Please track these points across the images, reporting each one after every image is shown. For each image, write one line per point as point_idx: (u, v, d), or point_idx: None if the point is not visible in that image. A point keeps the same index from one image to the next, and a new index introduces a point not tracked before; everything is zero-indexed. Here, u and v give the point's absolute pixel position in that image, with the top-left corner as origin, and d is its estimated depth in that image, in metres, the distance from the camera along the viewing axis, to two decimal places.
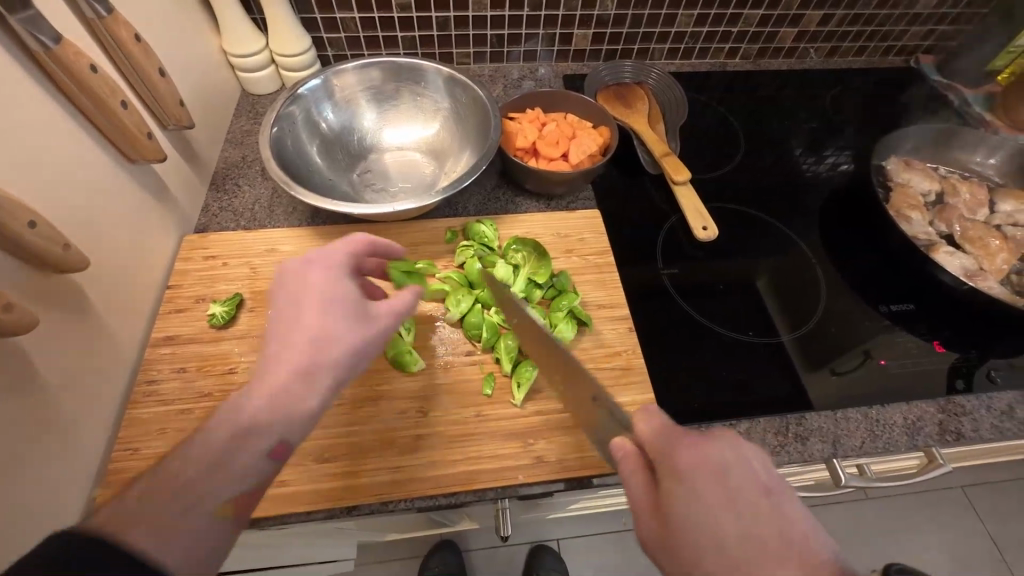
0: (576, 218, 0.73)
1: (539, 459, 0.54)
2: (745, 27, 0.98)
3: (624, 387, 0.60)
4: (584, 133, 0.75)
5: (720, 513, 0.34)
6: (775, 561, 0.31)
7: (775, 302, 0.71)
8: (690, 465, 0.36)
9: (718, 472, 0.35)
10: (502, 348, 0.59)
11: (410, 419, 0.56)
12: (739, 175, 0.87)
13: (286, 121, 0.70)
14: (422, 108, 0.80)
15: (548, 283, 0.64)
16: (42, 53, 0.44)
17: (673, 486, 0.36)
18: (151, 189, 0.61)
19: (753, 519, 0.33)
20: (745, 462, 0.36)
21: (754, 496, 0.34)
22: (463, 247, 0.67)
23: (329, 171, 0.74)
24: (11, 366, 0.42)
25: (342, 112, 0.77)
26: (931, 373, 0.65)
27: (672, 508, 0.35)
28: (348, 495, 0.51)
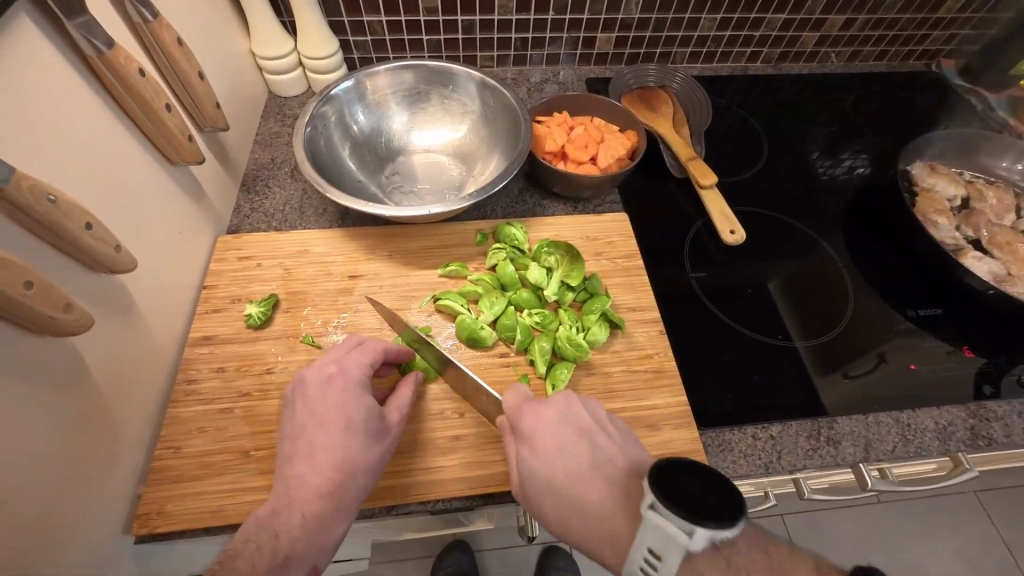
0: (604, 221, 0.74)
1: None
2: (768, 30, 0.99)
3: (656, 390, 0.60)
4: (612, 136, 0.75)
5: (552, 460, 0.44)
6: (586, 490, 0.43)
7: (802, 306, 0.71)
8: (529, 426, 0.46)
9: (552, 429, 0.46)
10: (536, 350, 0.60)
11: (446, 420, 0.56)
12: (764, 178, 0.87)
13: (318, 123, 0.70)
14: (449, 109, 0.80)
15: (580, 286, 0.65)
16: (95, 56, 0.45)
17: (520, 447, 0.46)
18: (189, 191, 0.62)
19: (574, 460, 0.44)
20: (575, 412, 0.47)
21: (578, 439, 0.45)
22: (495, 249, 0.68)
23: (358, 172, 0.74)
24: (64, 363, 0.43)
25: (372, 113, 0.77)
26: (961, 378, 0.65)
27: (520, 463, 0.46)
28: (388, 495, 0.52)
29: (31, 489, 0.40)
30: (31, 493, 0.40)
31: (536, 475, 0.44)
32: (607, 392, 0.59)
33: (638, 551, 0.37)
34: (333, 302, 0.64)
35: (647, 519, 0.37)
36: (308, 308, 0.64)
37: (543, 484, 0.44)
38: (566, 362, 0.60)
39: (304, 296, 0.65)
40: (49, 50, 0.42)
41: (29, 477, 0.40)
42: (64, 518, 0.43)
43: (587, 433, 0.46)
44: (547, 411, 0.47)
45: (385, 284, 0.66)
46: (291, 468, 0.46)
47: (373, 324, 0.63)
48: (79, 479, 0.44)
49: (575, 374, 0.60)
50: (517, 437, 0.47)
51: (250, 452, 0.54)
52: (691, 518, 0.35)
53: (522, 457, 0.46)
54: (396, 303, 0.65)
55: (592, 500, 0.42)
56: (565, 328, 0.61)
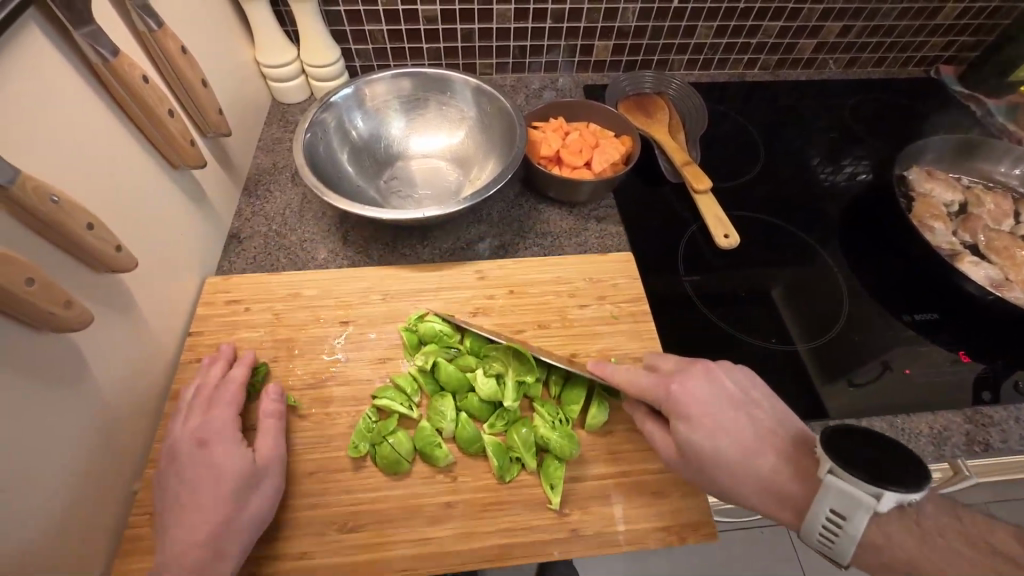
0: (610, 263, 0.70)
1: (576, 532, 0.51)
2: (765, 37, 1.00)
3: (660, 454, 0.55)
4: (607, 141, 0.76)
5: (713, 433, 0.47)
6: (757, 452, 0.47)
7: (796, 311, 0.71)
8: (684, 402, 0.49)
9: (706, 404, 0.49)
10: (520, 448, 0.53)
11: (437, 483, 0.52)
12: (760, 182, 0.87)
13: (320, 130, 0.72)
14: (449, 116, 0.81)
15: (554, 370, 0.58)
16: (100, 63, 0.47)
17: (681, 423, 0.48)
18: (191, 194, 0.63)
19: (734, 429, 0.48)
20: (722, 387, 0.50)
21: (729, 411, 0.49)
22: (426, 349, 0.59)
23: (358, 178, 0.76)
24: (66, 361, 0.44)
25: (374, 121, 0.79)
26: (957, 383, 0.64)
27: (682, 439, 0.48)
28: (373, 571, 0.49)
29: (32, 483, 0.41)
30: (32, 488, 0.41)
31: (703, 450, 0.47)
32: (609, 454, 0.55)
33: (821, 514, 0.43)
34: (319, 352, 0.60)
35: (827, 484, 0.42)
36: (297, 360, 0.60)
37: (712, 456, 0.47)
38: (555, 456, 0.53)
39: (294, 342, 0.61)
40: (54, 55, 0.44)
41: (32, 470, 0.41)
42: (59, 515, 0.43)
43: (734, 402, 0.49)
44: (698, 384, 0.50)
45: (378, 330, 0.62)
46: (168, 531, 0.45)
47: (365, 376, 0.59)
48: (75, 478, 0.45)
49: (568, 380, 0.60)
50: (675, 414, 0.49)
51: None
52: (879, 482, 0.41)
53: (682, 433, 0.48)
54: (389, 351, 0.61)
55: (762, 463, 0.47)
56: (547, 419, 0.55)
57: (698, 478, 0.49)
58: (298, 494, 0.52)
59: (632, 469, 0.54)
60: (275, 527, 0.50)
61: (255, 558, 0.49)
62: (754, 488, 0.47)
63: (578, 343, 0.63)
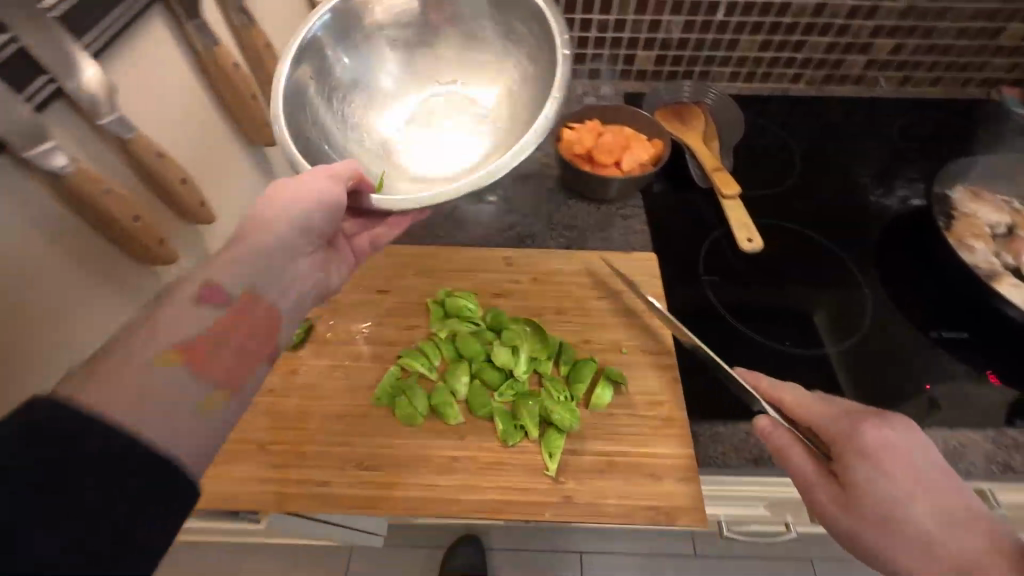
0: (636, 260, 0.74)
1: (568, 498, 0.53)
2: (810, 53, 1.00)
3: (662, 439, 0.57)
4: (638, 143, 0.80)
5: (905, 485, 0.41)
6: (960, 529, 0.39)
7: (831, 340, 0.68)
8: (873, 442, 0.43)
9: (902, 454, 0.42)
10: (526, 416, 0.56)
11: (446, 438, 0.56)
12: (792, 193, 0.87)
13: (314, 61, 0.61)
14: (480, 66, 0.67)
15: (561, 351, 0.62)
16: (204, 50, 0.56)
17: (862, 461, 0.42)
18: (261, 167, 0.73)
19: (931, 492, 0.40)
20: (924, 449, 0.43)
21: (930, 472, 0.41)
22: (449, 322, 0.64)
23: (319, 124, 0.60)
24: None
25: (371, 60, 0.65)
26: (985, 403, 0.62)
27: (860, 473, 0.42)
28: (383, 505, 0.53)
29: None
30: None
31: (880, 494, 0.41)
32: (609, 432, 0.57)
33: None
34: (358, 315, 0.66)
35: None
36: (336, 319, 0.65)
37: (890, 506, 0.41)
38: (557, 427, 0.56)
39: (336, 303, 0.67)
40: (168, 41, 0.54)
41: None
42: None
43: (938, 469, 0.42)
44: (895, 432, 0.44)
45: (409, 299, 0.68)
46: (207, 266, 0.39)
47: (393, 338, 0.64)
48: None
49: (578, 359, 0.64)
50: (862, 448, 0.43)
51: (266, 445, 0.56)
52: None
53: (862, 470, 0.42)
54: (416, 319, 0.66)
55: (971, 546, 0.38)
56: (553, 394, 0.58)
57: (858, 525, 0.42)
58: (324, 431, 0.57)
59: (633, 448, 0.56)
60: (302, 461, 0.55)
61: (280, 480, 0.54)
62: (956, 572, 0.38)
63: (593, 330, 0.66)
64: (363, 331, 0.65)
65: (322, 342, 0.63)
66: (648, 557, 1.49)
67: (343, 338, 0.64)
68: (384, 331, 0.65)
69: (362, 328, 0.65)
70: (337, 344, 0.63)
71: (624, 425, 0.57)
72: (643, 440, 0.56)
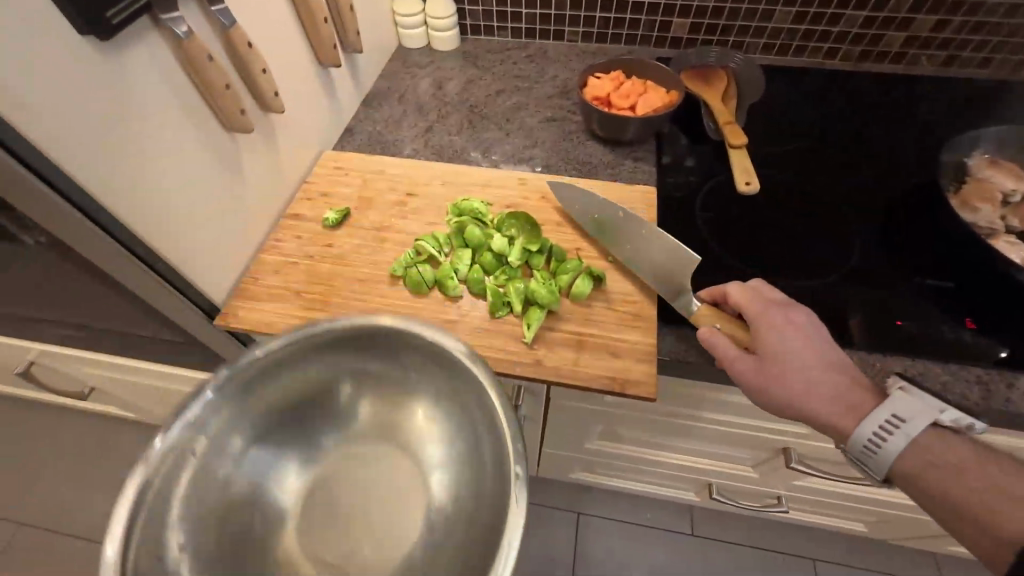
0: (638, 192, 0.81)
1: (538, 361, 0.63)
2: (848, 27, 1.02)
3: (629, 328, 0.65)
4: (653, 92, 0.88)
5: (804, 346, 0.55)
6: (833, 373, 0.54)
7: (836, 295, 0.69)
8: (776, 319, 0.57)
9: (799, 327, 0.56)
10: (512, 294, 0.66)
11: (447, 307, 0.68)
12: (805, 152, 0.90)
13: (198, 491, 0.53)
14: (399, 491, 0.60)
15: (550, 249, 0.70)
16: None
17: (769, 334, 0.56)
18: (326, 87, 0.86)
19: (815, 349, 0.55)
20: (810, 322, 0.57)
21: (818, 337, 0.56)
22: (460, 219, 0.74)
23: (200, 537, 0.51)
24: (229, 155, 0.66)
25: (289, 468, 0.60)
26: (950, 342, 0.65)
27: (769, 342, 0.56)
28: None
29: (201, 225, 0.64)
30: (202, 224, 0.64)
31: (787, 352, 0.55)
32: (584, 319, 0.66)
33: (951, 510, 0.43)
34: (390, 210, 0.79)
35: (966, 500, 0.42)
36: (371, 211, 0.78)
37: (794, 361, 0.54)
38: (539, 305, 0.65)
39: (372, 200, 0.80)
40: None
41: (201, 215, 0.63)
42: (208, 254, 0.66)
43: (821, 335, 0.56)
44: (792, 312, 0.58)
45: (434, 202, 0.79)
46: None
47: (415, 230, 0.76)
48: (222, 233, 0.68)
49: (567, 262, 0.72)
50: (774, 323, 0.56)
51: (300, 293, 0.70)
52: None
53: (772, 340, 0.56)
54: (437, 218, 0.77)
55: (840, 382, 0.54)
56: (539, 280, 0.67)
57: (769, 381, 0.55)
58: (346, 290, 0.69)
59: (602, 334, 0.65)
60: (326, 307, 0.68)
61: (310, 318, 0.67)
62: (835, 402, 0.53)
63: (586, 242, 0.74)
64: (390, 222, 0.77)
65: (359, 227, 0.76)
66: (641, 524, 1.53)
67: (376, 225, 0.77)
68: (410, 223, 0.77)
69: (392, 219, 0.77)
70: (371, 229, 0.76)
71: (598, 315, 0.66)
72: (611, 328, 0.65)
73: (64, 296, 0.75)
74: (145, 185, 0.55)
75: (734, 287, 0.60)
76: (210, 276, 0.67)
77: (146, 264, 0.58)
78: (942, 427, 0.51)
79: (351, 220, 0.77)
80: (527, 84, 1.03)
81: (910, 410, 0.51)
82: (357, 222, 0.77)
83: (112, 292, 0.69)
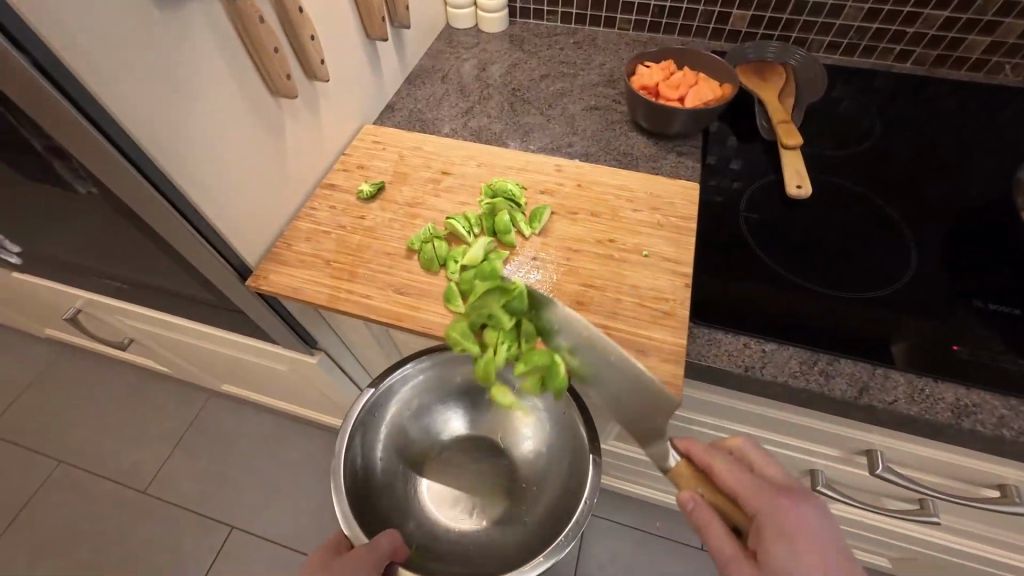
0: (679, 186, 0.78)
1: (561, 351, 0.61)
2: (925, 28, 0.95)
3: (658, 326, 0.63)
4: (705, 84, 0.84)
5: (816, 563, 0.48)
6: None
7: (886, 312, 0.64)
8: (783, 519, 0.50)
9: (809, 531, 0.49)
10: (456, 325, 0.64)
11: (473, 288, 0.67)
12: (864, 159, 0.85)
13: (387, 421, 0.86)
14: (495, 481, 0.92)
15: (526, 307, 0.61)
16: None
17: (771, 541, 0.49)
18: (372, 60, 0.86)
19: (826, 564, 0.48)
20: (825, 525, 0.50)
21: (832, 547, 0.49)
22: (493, 201, 0.73)
23: (409, 423, 0.89)
24: (273, 119, 0.67)
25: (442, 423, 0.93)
26: (1012, 373, 0.59)
27: (771, 550, 0.49)
28: (409, 322, 0.65)
29: (240, 185, 0.65)
30: (239, 186, 0.64)
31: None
32: (613, 312, 0.64)
33: None
34: (423, 187, 0.78)
35: None
36: (406, 186, 0.78)
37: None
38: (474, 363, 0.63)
39: (407, 176, 0.80)
40: None
41: (239, 176, 0.64)
42: (244, 215, 0.67)
43: (836, 541, 0.49)
44: (802, 510, 0.51)
45: (468, 183, 0.78)
46: None
47: (447, 209, 0.75)
48: (259, 197, 0.68)
49: (596, 253, 0.70)
50: (774, 524, 0.50)
51: (330, 262, 0.70)
52: None
53: (777, 550, 0.49)
54: (470, 198, 0.76)
55: None
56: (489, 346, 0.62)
57: None
58: (374, 263, 0.69)
59: (630, 330, 0.63)
60: (354, 278, 0.68)
61: (338, 287, 0.68)
62: None
63: (620, 234, 0.72)
64: (423, 199, 0.77)
65: (391, 201, 0.76)
66: (649, 532, 1.50)
67: (408, 201, 0.76)
68: (443, 201, 0.76)
69: (425, 196, 0.77)
70: (404, 205, 0.76)
71: (627, 310, 0.64)
72: (639, 326, 0.63)
73: (110, 248, 0.78)
74: (193, 143, 0.57)
75: (726, 467, 0.55)
76: (247, 239, 0.69)
77: (188, 222, 0.60)
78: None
79: (385, 195, 0.77)
80: (573, 71, 1.01)
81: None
82: (391, 196, 0.77)
83: (153, 246, 0.71)
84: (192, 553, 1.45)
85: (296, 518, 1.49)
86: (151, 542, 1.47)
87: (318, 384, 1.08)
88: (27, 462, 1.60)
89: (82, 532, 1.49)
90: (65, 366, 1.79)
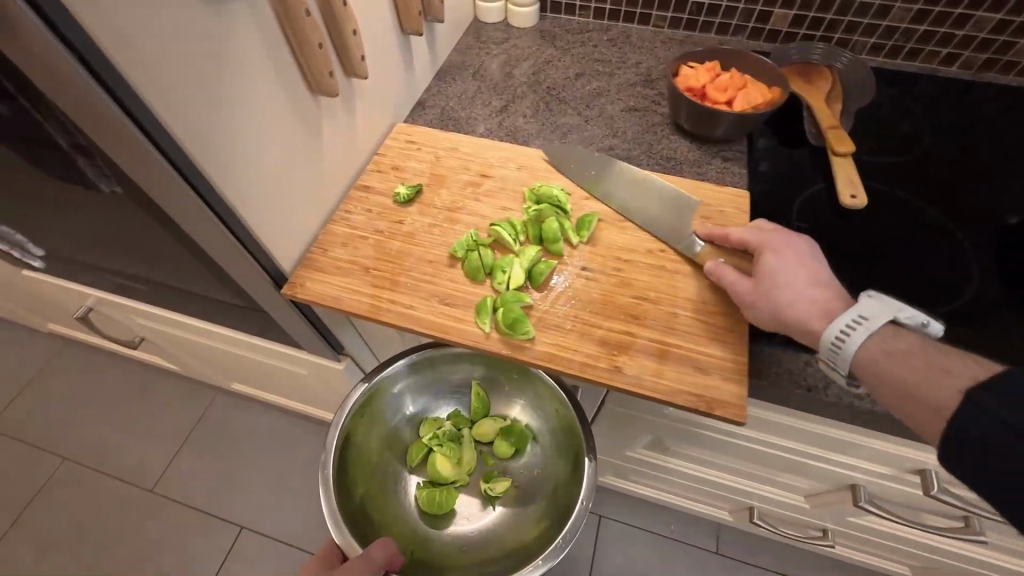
0: (728, 194, 0.75)
1: (618, 367, 0.59)
2: (975, 31, 0.92)
3: (716, 342, 0.60)
4: (754, 87, 0.81)
5: (812, 281, 0.56)
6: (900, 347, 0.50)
7: (951, 329, 0.62)
8: (784, 258, 0.57)
9: (804, 264, 0.57)
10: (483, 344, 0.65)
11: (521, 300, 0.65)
12: (915, 166, 0.82)
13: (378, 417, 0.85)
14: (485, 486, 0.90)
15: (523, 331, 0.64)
16: None
17: (766, 256, 0.59)
18: (405, 56, 0.82)
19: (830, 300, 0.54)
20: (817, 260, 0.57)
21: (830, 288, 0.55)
22: (539, 207, 0.70)
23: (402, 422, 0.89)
24: (312, 117, 0.63)
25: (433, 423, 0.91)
26: None
27: (765, 265, 0.58)
28: (456, 334, 0.62)
29: (277, 187, 0.61)
30: (276, 187, 0.61)
31: (782, 273, 0.56)
32: (668, 327, 0.62)
33: None
34: (462, 190, 0.75)
35: None
36: (444, 189, 0.75)
37: (808, 294, 0.54)
38: None
39: (445, 178, 0.76)
40: None
41: (276, 178, 0.60)
42: (280, 219, 0.63)
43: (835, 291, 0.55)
44: (794, 241, 0.59)
45: (509, 186, 0.75)
46: None
47: (488, 213, 0.72)
48: (295, 199, 0.65)
49: (646, 264, 0.67)
50: (772, 246, 0.59)
51: (370, 269, 0.67)
52: None
53: (772, 262, 0.57)
54: (512, 202, 0.73)
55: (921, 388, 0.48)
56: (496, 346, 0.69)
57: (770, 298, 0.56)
58: (416, 271, 0.67)
59: (688, 346, 0.60)
60: (396, 287, 0.65)
61: (379, 296, 0.65)
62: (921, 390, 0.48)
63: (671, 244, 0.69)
64: (463, 203, 0.73)
65: (430, 205, 0.73)
66: (666, 536, 1.48)
67: (447, 205, 0.73)
68: (484, 206, 0.73)
69: (465, 200, 0.74)
70: (444, 209, 0.73)
71: (684, 325, 0.62)
72: (697, 342, 0.61)
73: (134, 249, 0.75)
74: (233, 142, 0.53)
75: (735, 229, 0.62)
76: (282, 244, 0.65)
77: (224, 226, 0.56)
78: (902, 326, 0.51)
79: (423, 198, 0.74)
80: (608, 69, 0.97)
81: (874, 309, 0.51)
82: (429, 200, 0.74)
83: (181, 249, 0.68)
84: (201, 553, 1.42)
85: (309, 519, 1.47)
86: (161, 543, 1.44)
87: (341, 388, 1.05)
88: (33, 459, 1.57)
89: (89, 531, 1.46)
90: (70, 362, 1.75)
